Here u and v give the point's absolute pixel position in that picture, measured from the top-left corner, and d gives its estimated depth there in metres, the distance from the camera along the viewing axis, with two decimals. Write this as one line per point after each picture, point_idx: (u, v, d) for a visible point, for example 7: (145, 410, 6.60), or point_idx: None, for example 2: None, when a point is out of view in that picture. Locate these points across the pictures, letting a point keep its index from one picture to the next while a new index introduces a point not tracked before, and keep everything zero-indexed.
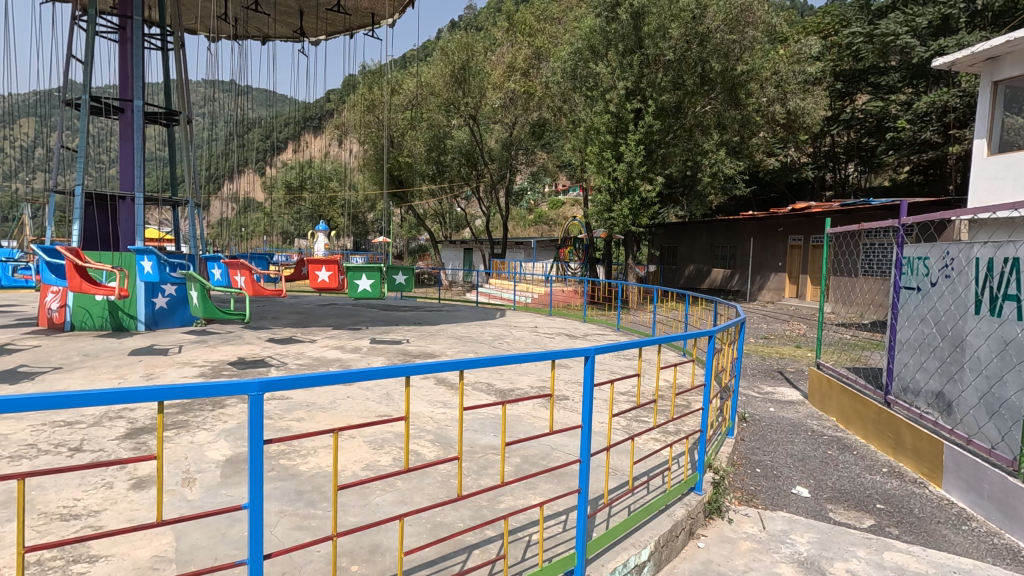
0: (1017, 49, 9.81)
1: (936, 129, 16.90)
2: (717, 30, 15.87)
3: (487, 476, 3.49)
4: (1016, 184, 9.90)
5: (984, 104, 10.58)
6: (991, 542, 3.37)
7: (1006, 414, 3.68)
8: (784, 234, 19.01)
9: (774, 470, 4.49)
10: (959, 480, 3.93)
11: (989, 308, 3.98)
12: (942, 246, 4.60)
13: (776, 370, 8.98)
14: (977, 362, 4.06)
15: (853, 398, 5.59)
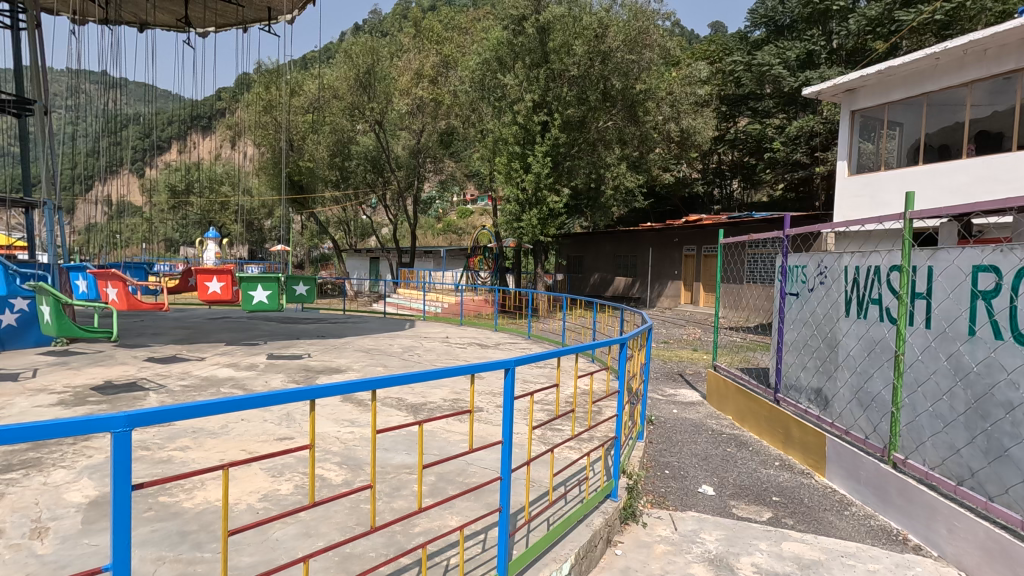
0: (869, 83, 11.21)
1: (804, 151, 18.94)
2: (617, 49, 16.48)
3: (401, 499, 3.28)
4: (873, 203, 11.28)
5: (845, 132, 11.95)
6: (870, 525, 3.70)
7: (876, 407, 4.07)
8: (679, 244, 20.27)
9: (681, 470, 4.67)
10: (840, 469, 4.30)
11: (858, 311, 4.39)
12: (818, 255, 5.05)
13: (676, 372, 9.49)
14: (851, 361, 4.45)
15: (747, 398, 5.98)
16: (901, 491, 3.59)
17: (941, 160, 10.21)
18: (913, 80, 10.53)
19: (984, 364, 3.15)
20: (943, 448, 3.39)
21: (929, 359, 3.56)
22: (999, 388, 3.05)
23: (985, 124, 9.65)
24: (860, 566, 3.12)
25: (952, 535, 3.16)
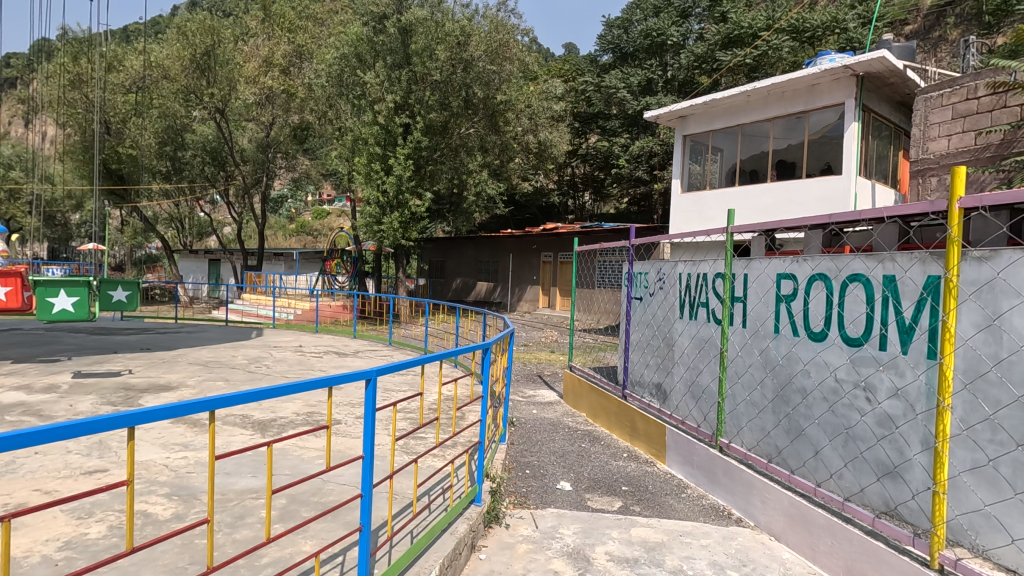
0: (698, 111, 12.72)
1: (644, 169, 21.01)
2: (479, 59, 16.70)
3: (245, 528, 2.96)
4: (701, 218, 12.79)
5: (678, 153, 13.41)
6: (702, 504, 4.15)
7: (705, 398, 4.60)
8: (537, 251, 21.17)
9: (541, 469, 4.85)
10: (677, 456, 4.77)
11: (691, 313, 4.93)
12: (658, 264, 5.58)
13: (536, 374, 9.88)
14: (685, 358, 4.98)
15: (599, 395, 6.40)
16: (726, 472, 4.06)
17: (751, 183, 11.91)
18: (731, 112, 12.21)
19: (787, 357, 3.71)
20: (759, 430, 3.93)
21: (746, 354, 4.11)
22: (798, 376, 3.61)
23: (783, 155, 11.46)
24: (695, 542, 3.48)
25: (765, 506, 3.63)
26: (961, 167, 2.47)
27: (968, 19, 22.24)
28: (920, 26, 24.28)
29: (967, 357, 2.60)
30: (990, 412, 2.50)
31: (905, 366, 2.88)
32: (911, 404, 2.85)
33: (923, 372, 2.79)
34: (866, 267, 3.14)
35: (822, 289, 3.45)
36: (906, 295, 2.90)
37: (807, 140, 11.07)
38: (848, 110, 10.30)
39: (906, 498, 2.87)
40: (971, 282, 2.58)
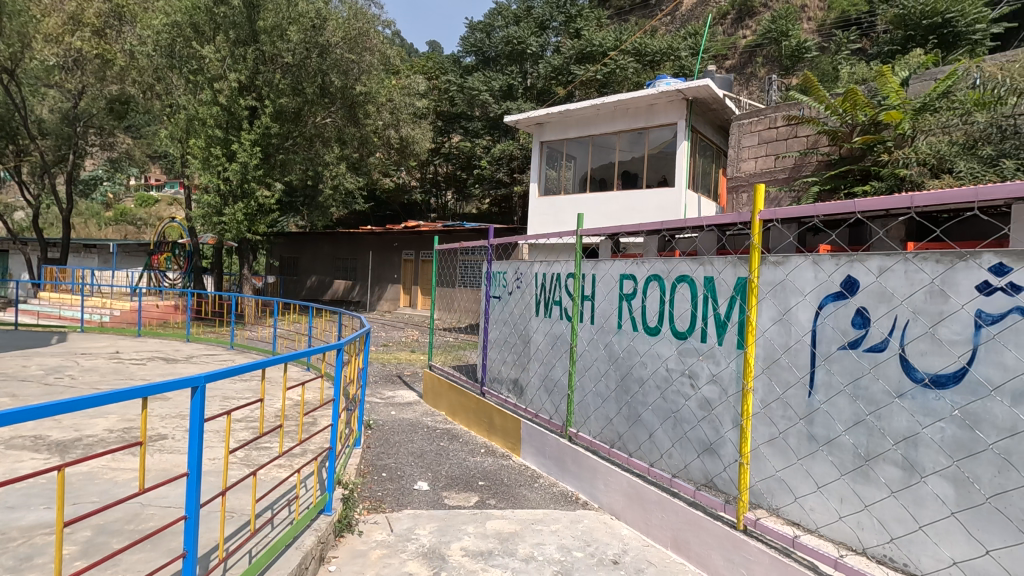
0: (554, 119, 13.40)
1: (505, 171, 21.61)
2: (336, 45, 15.84)
3: (32, 571, 2.48)
4: (556, 221, 13.50)
5: (536, 158, 13.99)
6: (553, 492, 4.37)
7: (557, 391, 4.87)
8: (398, 249, 20.71)
9: (398, 471, 4.75)
10: (531, 447, 4.97)
11: (545, 311, 5.18)
12: (515, 263, 5.76)
13: (395, 374, 9.65)
14: (539, 354, 5.22)
15: (458, 392, 6.44)
16: (574, 460, 4.32)
17: (600, 190, 12.85)
18: (583, 123, 13.07)
19: (627, 350, 4.05)
20: (603, 419, 4.26)
21: (593, 348, 4.42)
22: (636, 367, 3.96)
23: (627, 166, 12.52)
24: (545, 529, 3.65)
25: (607, 488, 3.93)
26: (760, 185, 2.87)
27: (772, 61, 26.24)
28: (736, 62, 28.08)
29: (766, 346, 3.06)
30: (782, 391, 2.97)
31: (721, 355, 3.31)
32: (725, 388, 3.28)
33: (734, 361, 3.22)
34: (691, 269, 3.54)
35: (657, 288, 3.82)
36: (722, 294, 3.32)
37: (647, 154, 12.23)
38: (680, 129, 11.60)
39: (720, 471, 3.29)
40: (769, 282, 3.03)
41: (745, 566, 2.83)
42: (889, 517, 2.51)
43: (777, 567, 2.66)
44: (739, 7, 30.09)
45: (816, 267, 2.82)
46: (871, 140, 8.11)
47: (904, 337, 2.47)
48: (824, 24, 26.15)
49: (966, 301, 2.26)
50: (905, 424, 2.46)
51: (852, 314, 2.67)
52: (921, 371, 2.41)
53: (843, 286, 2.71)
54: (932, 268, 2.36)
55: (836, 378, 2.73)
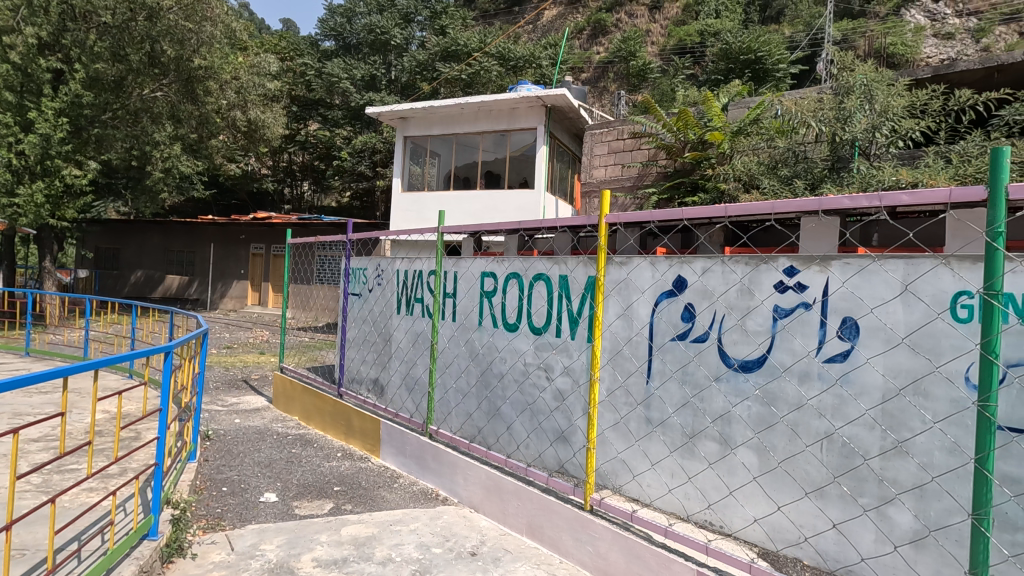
0: (418, 115, 13.20)
1: (367, 164, 20.76)
2: (169, 10, 13.92)
3: None
4: (419, 218, 13.35)
5: (399, 153, 13.64)
6: (413, 491, 4.30)
7: (418, 389, 4.83)
8: (245, 242, 18.95)
9: (241, 484, 4.35)
10: (391, 448, 4.83)
11: (406, 309, 5.09)
12: (376, 259, 5.58)
13: (240, 379, 8.79)
14: (399, 352, 5.12)
15: (312, 395, 6.06)
16: (434, 456, 4.28)
17: (464, 189, 12.97)
18: (446, 121, 13.08)
19: (487, 345, 4.14)
20: (464, 414, 4.33)
21: (454, 345, 4.45)
22: (496, 362, 4.07)
23: (490, 166, 12.79)
24: (404, 529, 3.60)
25: (466, 482, 3.97)
26: (606, 191, 3.10)
27: (621, 78, 28.51)
28: (592, 75, 30.00)
29: (611, 339, 3.33)
30: (624, 380, 3.26)
31: (572, 349, 3.53)
32: (576, 379, 3.50)
33: (584, 354, 3.45)
34: (547, 267, 3.71)
35: (515, 286, 3.95)
36: (574, 292, 3.53)
37: (509, 156, 12.62)
38: (540, 134, 12.15)
39: (571, 457, 3.53)
40: (613, 281, 3.29)
41: (591, 544, 3.05)
42: (708, 486, 2.88)
43: (619, 541, 2.91)
44: (593, 24, 32.28)
45: (652, 267, 3.11)
46: (699, 156, 9.21)
47: (722, 329, 2.84)
48: (665, 49, 29.05)
49: (768, 297, 2.67)
50: (721, 404, 2.84)
51: (682, 309, 3.00)
52: (732, 357, 2.80)
53: (674, 285, 3.03)
54: (743, 269, 2.74)
55: (668, 366, 3.06)
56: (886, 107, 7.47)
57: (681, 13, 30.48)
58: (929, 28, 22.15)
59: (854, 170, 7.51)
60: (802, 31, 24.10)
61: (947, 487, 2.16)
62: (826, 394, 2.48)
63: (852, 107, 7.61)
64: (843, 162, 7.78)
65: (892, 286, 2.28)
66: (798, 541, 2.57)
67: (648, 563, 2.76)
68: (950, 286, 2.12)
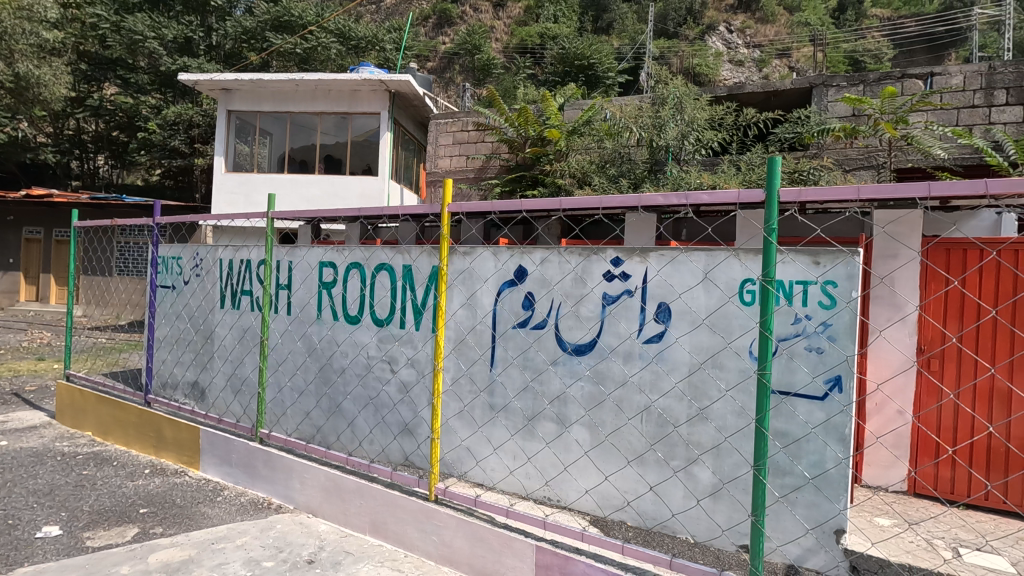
0: (244, 88, 11.92)
1: (183, 139, 18.10)
2: None
3: None
4: (247, 202, 12.12)
5: (221, 128, 12.18)
6: (240, 503, 3.87)
7: (246, 390, 4.39)
8: (16, 224, 15.54)
9: (11, 520, 3.58)
10: (213, 458, 4.28)
11: (231, 303, 4.56)
12: (193, 247, 4.92)
13: (9, 393, 7.15)
14: (223, 350, 4.60)
15: (109, 406, 5.15)
16: (265, 462, 3.90)
17: (300, 173, 12.05)
18: (279, 98, 12.00)
19: (326, 340, 3.90)
20: (300, 413, 4.04)
21: (288, 341, 4.11)
22: (336, 357, 3.85)
23: (330, 150, 12.02)
24: (228, 545, 3.25)
25: (302, 487, 3.68)
26: (448, 179, 3.06)
27: (467, 71, 28.80)
28: (437, 65, 29.62)
29: (455, 328, 3.34)
30: (468, 368, 3.29)
31: (417, 340, 3.48)
32: (420, 370, 3.46)
33: (429, 344, 3.42)
34: (390, 257, 3.59)
35: (356, 276, 3.76)
36: (418, 282, 3.47)
37: (351, 141, 11.96)
38: (382, 120, 11.75)
39: (415, 448, 3.50)
40: (457, 270, 3.29)
41: (437, 533, 3.04)
42: (546, 464, 3.04)
43: (463, 527, 2.94)
44: (438, 13, 32.07)
45: (494, 257, 3.18)
46: (539, 152, 9.62)
47: (558, 315, 3.01)
48: (508, 47, 29.83)
49: (597, 285, 2.88)
50: (558, 386, 3.01)
51: (522, 298, 3.12)
52: (567, 342, 2.98)
53: (515, 274, 3.13)
54: (576, 260, 2.92)
55: (510, 353, 3.16)
56: (692, 118, 8.56)
57: (522, 13, 31.55)
58: (726, 54, 25.90)
59: (668, 172, 8.54)
60: (628, 44, 26.51)
61: (737, 446, 2.55)
62: (646, 370, 2.76)
63: (666, 117, 8.60)
64: (659, 165, 8.82)
65: (696, 274, 2.61)
66: (623, 505, 2.84)
67: (491, 545, 2.84)
68: (739, 274, 2.49)
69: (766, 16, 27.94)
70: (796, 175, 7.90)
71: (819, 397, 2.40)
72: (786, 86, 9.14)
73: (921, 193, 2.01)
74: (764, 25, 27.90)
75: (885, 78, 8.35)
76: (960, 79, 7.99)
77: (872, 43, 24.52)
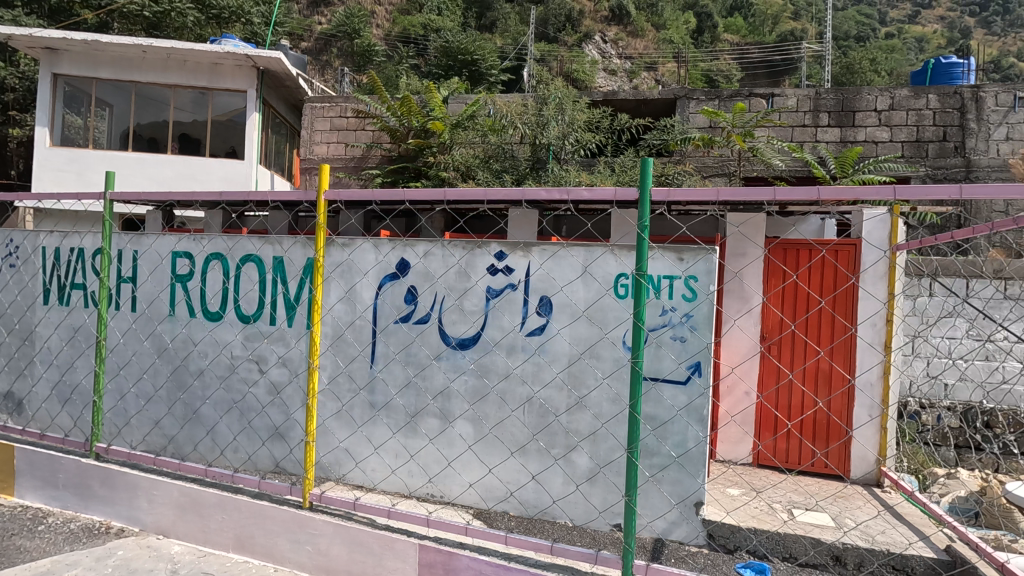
0: (74, 49, 10.27)
1: None
2: None
3: None
4: (79, 181, 10.50)
5: (44, 94, 10.41)
6: (69, 530, 3.32)
7: (77, 400, 3.78)
8: None
9: None
10: (33, 481, 3.62)
11: (57, 297, 3.89)
12: (5, 231, 4.11)
13: None
14: (47, 354, 3.92)
15: None
16: (103, 481, 3.38)
17: (148, 151, 10.66)
18: (121, 64, 10.50)
19: (180, 339, 3.48)
20: (148, 422, 3.57)
21: (132, 341, 3.60)
22: (192, 358, 3.45)
23: (186, 129, 10.79)
24: None
25: (151, 506, 3.25)
26: (325, 165, 2.85)
27: (345, 55, 27.46)
28: (312, 46, 27.81)
29: (331, 324, 3.14)
30: (346, 365, 3.12)
31: (289, 337, 3.22)
32: (293, 370, 3.21)
33: (302, 342, 3.19)
34: (258, 247, 3.29)
35: (218, 268, 3.40)
36: (290, 275, 3.22)
37: (211, 121, 10.86)
38: (250, 99, 10.81)
39: (287, 454, 3.25)
40: (334, 263, 3.09)
41: (311, 543, 2.85)
42: (429, 461, 2.98)
43: (340, 533, 2.78)
44: None
45: (376, 249, 3.03)
46: (422, 143, 9.43)
47: (442, 310, 2.96)
48: (390, 34, 28.94)
49: (481, 278, 2.88)
50: (441, 381, 2.96)
51: (405, 292, 3.02)
52: (451, 336, 2.95)
53: (397, 267, 3.02)
54: (460, 253, 2.89)
55: (391, 349, 3.05)
56: (572, 119, 8.94)
57: (404, 2, 30.74)
58: (601, 62, 27.33)
59: (549, 170, 8.82)
60: (510, 44, 26.92)
61: (612, 431, 2.68)
62: (528, 362, 2.81)
63: (548, 116, 8.90)
64: (541, 163, 9.08)
65: (575, 269, 2.70)
66: (506, 496, 2.86)
67: (371, 548, 2.72)
68: (614, 269, 2.62)
69: (637, 31, 29.75)
70: (663, 179, 8.57)
71: (682, 381, 2.61)
72: (655, 95, 9.86)
73: (767, 197, 2.23)
74: (635, 39, 29.75)
75: (735, 96, 9.34)
76: (795, 100, 9.15)
77: (724, 65, 27.30)
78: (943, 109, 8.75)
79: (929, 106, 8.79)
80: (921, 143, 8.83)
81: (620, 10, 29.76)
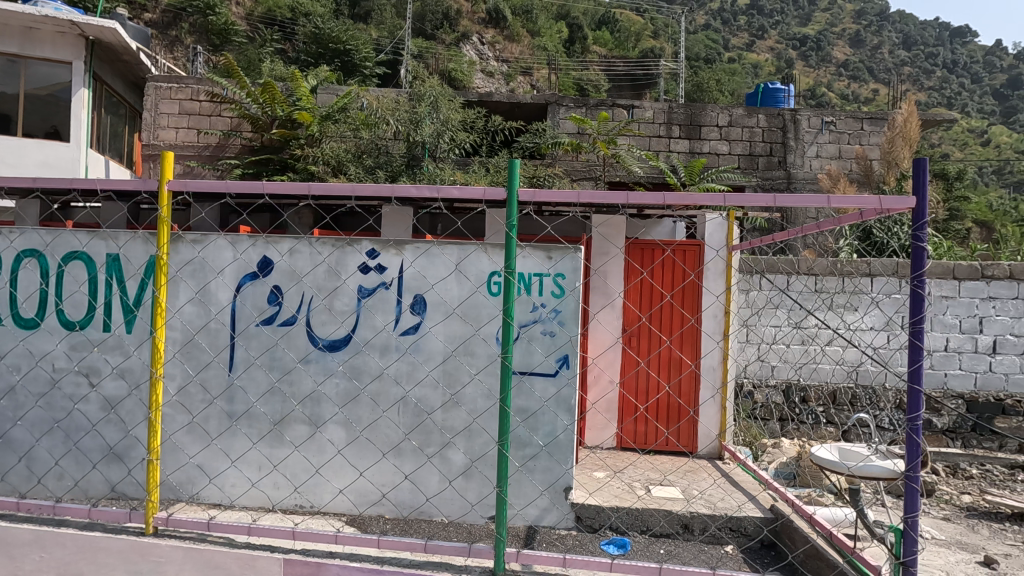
0: None
1: None
2: None
3: None
4: None
5: None
6: None
7: None
8: None
9: None
10: None
11: None
12: None
13: None
14: None
15: None
16: None
17: None
18: None
19: None
20: None
21: None
22: None
23: None
24: None
25: None
26: (168, 152, 2.56)
27: (199, 32, 24.83)
28: (159, 18, 24.79)
29: (180, 328, 2.83)
30: (197, 372, 2.83)
31: (129, 345, 2.86)
32: (132, 381, 2.86)
33: (144, 349, 2.85)
34: (85, 243, 2.88)
35: (33, 266, 2.91)
36: (128, 274, 2.86)
37: (25, 95, 9.25)
38: (75, 73, 9.44)
39: (126, 476, 2.89)
40: (182, 261, 2.80)
41: (156, 571, 2.55)
42: (296, 469, 2.82)
43: (191, 557, 2.53)
44: None
45: (233, 246, 2.80)
46: (287, 135, 8.88)
47: (309, 310, 2.81)
48: (252, 14, 26.67)
49: (352, 277, 2.78)
50: (309, 384, 2.81)
51: (267, 292, 2.83)
52: (319, 337, 2.81)
53: (258, 266, 2.81)
54: (329, 250, 2.77)
55: (252, 353, 2.84)
56: (446, 118, 8.94)
57: None
58: (478, 64, 27.60)
59: (424, 168, 8.73)
60: (386, 37, 26.12)
61: (485, 425, 2.75)
62: (401, 362, 2.77)
63: (422, 113, 8.83)
64: (416, 160, 8.90)
65: (448, 267, 2.72)
66: (379, 499, 2.80)
67: (229, 570, 2.51)
68: (486, 267, 2.69)
69: (512, 35, 30.49)
70: (535, 180, 8.90)
71: (550, 373, 2.75)
72: (527, 100, 10.21)
73: (622, 200, 2.40)
74: (510, 43, 30.44)
75: (600, 105, 9.93)
76: (651, 113, 9.99)
77: (593, 75, 28.98)
78: (770, 127, 10.09)
79: (758, 124, 10.09)
80: (753, 157, 10.11)
81: (496, 14, 30.29)
